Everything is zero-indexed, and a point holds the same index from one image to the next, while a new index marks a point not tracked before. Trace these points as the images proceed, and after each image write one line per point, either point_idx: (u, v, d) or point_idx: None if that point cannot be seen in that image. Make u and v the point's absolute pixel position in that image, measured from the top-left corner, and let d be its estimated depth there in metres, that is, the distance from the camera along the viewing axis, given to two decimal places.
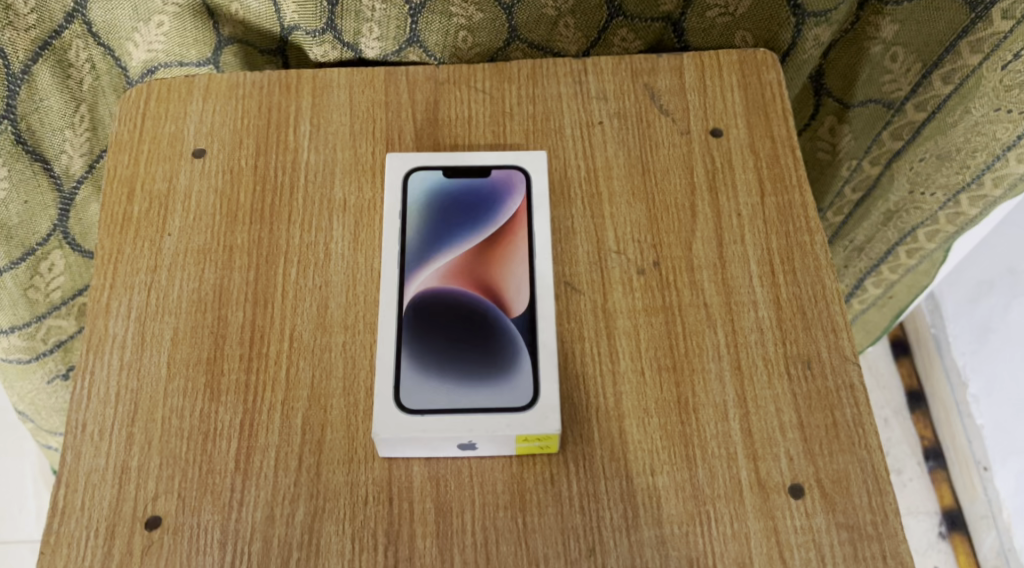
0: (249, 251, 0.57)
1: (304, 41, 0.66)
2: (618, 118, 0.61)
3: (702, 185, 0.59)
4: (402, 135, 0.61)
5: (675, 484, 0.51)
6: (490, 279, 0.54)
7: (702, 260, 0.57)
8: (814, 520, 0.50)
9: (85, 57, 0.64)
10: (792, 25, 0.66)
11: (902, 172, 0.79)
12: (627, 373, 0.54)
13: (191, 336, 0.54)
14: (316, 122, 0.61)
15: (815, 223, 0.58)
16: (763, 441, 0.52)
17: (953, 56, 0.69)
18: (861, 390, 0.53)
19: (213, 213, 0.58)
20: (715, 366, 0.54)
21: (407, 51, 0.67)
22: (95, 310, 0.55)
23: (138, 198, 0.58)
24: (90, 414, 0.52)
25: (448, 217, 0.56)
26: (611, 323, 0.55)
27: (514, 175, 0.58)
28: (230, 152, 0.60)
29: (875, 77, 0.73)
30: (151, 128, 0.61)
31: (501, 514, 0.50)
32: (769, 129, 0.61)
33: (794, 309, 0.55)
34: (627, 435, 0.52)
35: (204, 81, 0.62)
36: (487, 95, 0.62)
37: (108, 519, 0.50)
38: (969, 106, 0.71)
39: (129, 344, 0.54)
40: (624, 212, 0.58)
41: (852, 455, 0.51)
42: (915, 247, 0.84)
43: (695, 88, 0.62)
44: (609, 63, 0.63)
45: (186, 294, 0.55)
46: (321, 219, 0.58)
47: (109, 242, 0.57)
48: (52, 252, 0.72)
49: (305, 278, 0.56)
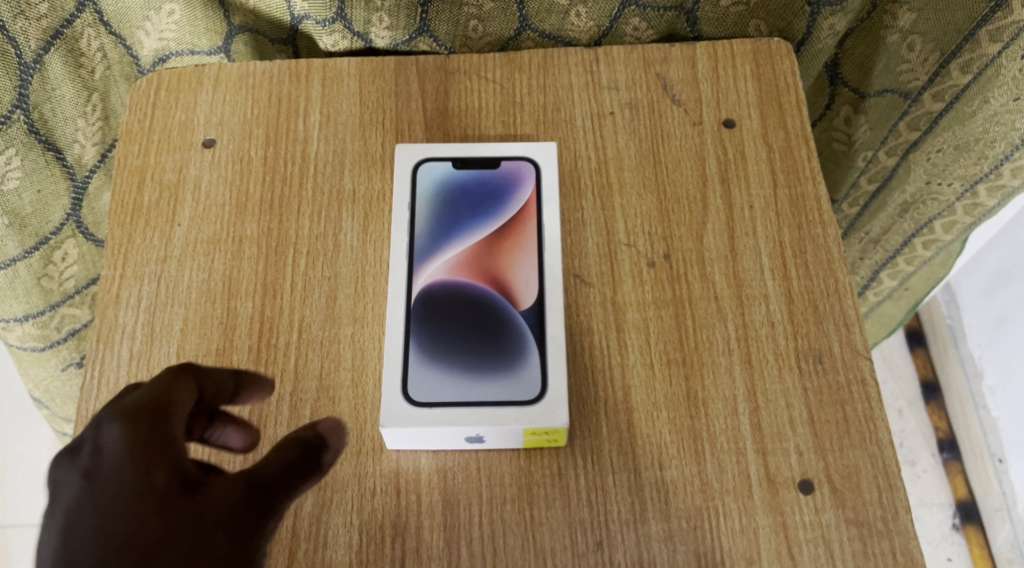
0: (258, 241, 0.57)
1: (314, 31, 0.66)
2: (629, 108, 0.61)
3: (713, 177, 0.58)
4: (412, 126, 0.60)
5: (683, 478, 0.51)
6: (498, 271, 0.54)
7: (713, 252, 0.56)
8: (824, 515, 0.50)
9: (97, 46, 0.64)
10: (807, 14, 0.65)
11: (919, 163, 0.78)
12: (636, 366, 0.53)
13: (201, 327, 0.54)
14: (326, 112, 0.61)
15: (829, 216, 0.57)
16: (773, 435, 0.51)
17: (972, 45, 0.69)
18: (872, 384, 0.53)
19: (223, 203, 0.58)
20: (725, 359, 0.53)
21: (417, 41, 0.66)
22: (105, 299, 0.55)
23: (148, 187, 0.58)
24: (100, 404, 0.52)
25: (457, 208, 0.56)
26: (621, 316, 0.55)
27: (523, 166, 0.58)
28: (240, 142, 0.60)
29: (891, 67, 0.73)
30: (161, 117, 0.61)
31: (509, 507, 0.50)
32: (782, 120, 0.60)
33: (805, 302, 0.55)
34: (636, 428, 0.52)
35: (214, 71, 0.62)
36: (498, 85, 0.62)
37: None
38: (989, 97, 0.70)
39: (139, 334, 0.54)
40: (634, 203, 0.58)
41: (862, 450, 0.51)
42: (931, 238, 0.84)
43: (708, 78, 0.62)
44: (621, 52, 0.63)
45: (195, 285, 0.55)
46: (331, 210, 0.58)
47: (119, 232, 0.57)
48: (66, 241, 0.72)
49: (314, 268, 0.56)
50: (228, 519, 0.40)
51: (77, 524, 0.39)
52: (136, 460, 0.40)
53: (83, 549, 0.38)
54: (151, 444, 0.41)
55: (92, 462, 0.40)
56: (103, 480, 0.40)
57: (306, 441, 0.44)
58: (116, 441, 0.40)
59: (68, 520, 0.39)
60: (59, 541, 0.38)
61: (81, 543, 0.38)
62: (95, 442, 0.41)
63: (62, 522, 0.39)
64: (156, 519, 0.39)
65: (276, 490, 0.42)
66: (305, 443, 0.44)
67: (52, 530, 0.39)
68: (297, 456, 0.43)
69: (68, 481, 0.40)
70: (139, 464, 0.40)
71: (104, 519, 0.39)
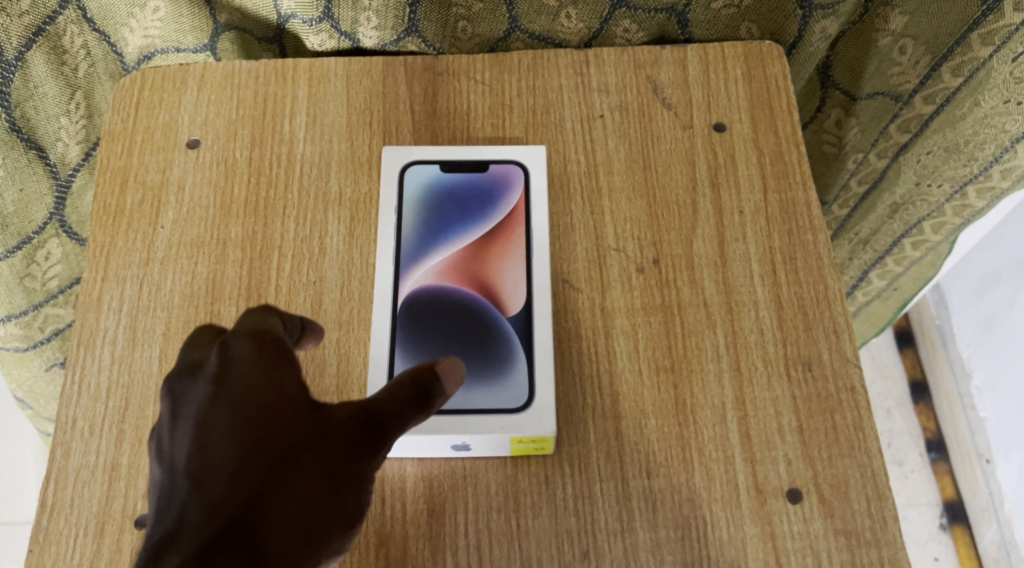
0: (243, 244, 0.56)
1: (301, 30, 0.65)
2: (619, 112, 0.60)
3: (703, 181, 0.58)
4: (399, 128, 0.60)
5: (671, 487, 0.50)
6: (485, 276, 0.54)
7: (703, 258, 0.56)
8: (812, 525, 0.49)
9: (80, 43, 0.63)
10: (798, 17, 0.64)
11: (910, 164, 0.77)
12: (625, 373, 0.53)
13: (184, 331, 0.54)
14: (312, 113, 0.60)
15: (819, 222, 0.57)
16: (761, 443, 0.51)
17: (963, 48, 0.68)
18: (861, 392, 0.52)
19: (207, 205, 0.57)
20: (714, 366, 0.53)
21: (405, 41, 0.65)
22: (86, 303, 0.54)
23: (130, 189, 0.58)
24: (80, 409, 0.51)
25: (444, 213, 0.56)
26: (609, 322, 0.54)
27: (511, 170, 0.58)
28: (225, 143, 0.59)
29: (883, 70, 0.72)
30: (145, 117, 0.60)
31: (495, 516, 0.50)
32: (773, 124, 0.60)
33: (795, 308, 0.54)
34: (624, 436, 0.51)
35: (199, 70, 0.61)
36: (487, 86, 0.61)
37: (97, 516, 0.49)
38: (979, 99, 0.70)
39: (121, 339, 0.53)
40: (624, 208, 0.57)
41: (851, 459, 0.51)
42: (921, 239, 0.84)
43: (698, 81, 0.61)
44: (611, 54, 0.62)
45: (178, 288, 0.55)
46: (316, 212, 0.57)
47: (102, 234, 0.56)
48: (49, 240, 0.71)
49: (299, 272, 0.55)
50: (348, 433, 0.43)
51: (213, 423, 0.41)
52: (266, 372, 0.42)
53: (221, 444, 0.40)
54: (276, 360, 0.43)
55: (221, 371, 0.42)
56: (230, 387, 0.42)
57: (420, 376, 0.45)
58: (243, 354, 0.43)
59: (200, 422, 0.41)
60: (196, 438, 0.41)
61: (220, 437, 0.41)
62: (222, 355, 0.43)
63: (191, 424, 0.41)
64: (289, 423, 0.42)
65: (391, 412, 0.44)
66: (419, 379, 0.44)
67: (186, 430, 0.41)
68: (410, 393, 0.44)
69: (199, 385, 0.42)
70: (270, 375, 0.43)
71: (240, 414, 0.41)
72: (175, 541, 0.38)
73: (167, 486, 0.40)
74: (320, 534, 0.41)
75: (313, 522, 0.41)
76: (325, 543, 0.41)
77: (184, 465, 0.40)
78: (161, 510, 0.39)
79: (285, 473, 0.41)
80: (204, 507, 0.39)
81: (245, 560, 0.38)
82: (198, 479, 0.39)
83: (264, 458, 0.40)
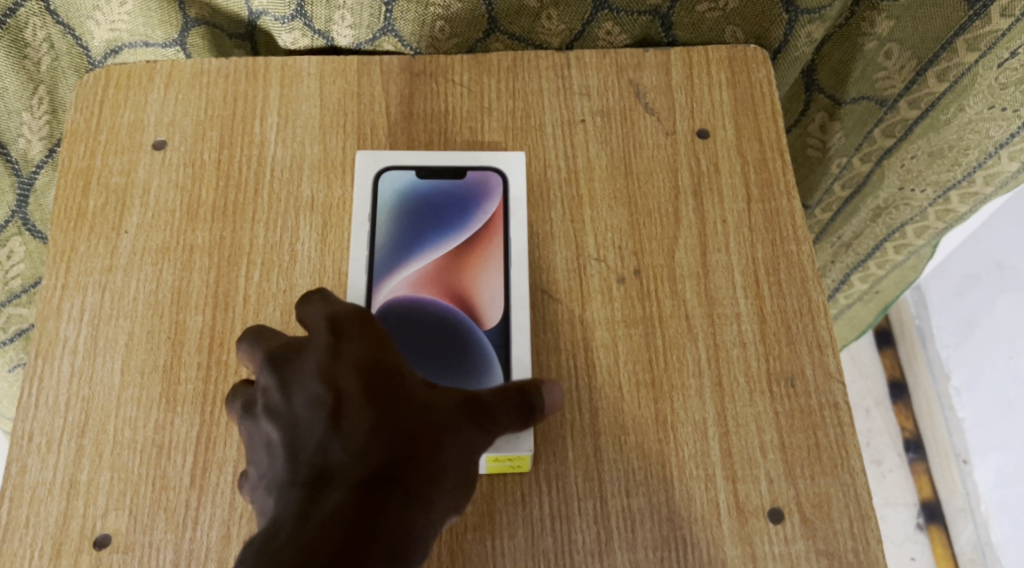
0: (210, 251, 0.54)
1: (273, 27, 0.63)
2: (601, 116, 0.59)
3: (686, 189, 0.57)
4: (374, 131, 0.58)
5: (651, 506, 0.49)
6: (462, 287, 0.53)
7: (685, 268, 0.54)
8: (794, 546, 0.48)
9: (42, 36, 0.61)
10: (784, 22, 0.63)
11: (894, 170, 0.77)
12: (604, 388, 0.51)
13: (147, 342, 0.52)
14: (283, 114, 0.58)
15: (803, 232, 0.55)
16: (743, 462, 0.50)
17: (948, 53, 0.67)
18: (844, 409, 0.51)
19: (173, 210, 0.55)
20: (696, 382, 0.52)
21: (382, 40, 0.63)
22: (46, 311, 0.52)
23: (93, 192, 0.55)
24: (38, 423, 0.49)
25: (420, 221, 0.54)
26: (589, 335, 0.53)
27: (490, 177, 0.56)
28: (193, 144, 0.57)
29: (868, 74, 0.70)
30: (109, 116, 0.58)
31: (470, 536, 0.48)
32: (758, 131, 0.58)
33: (778, 322, 0.53)
34: (602, 453, 0.50)
35: (166, 67, 0.59)
36: (466, 88, 0.59)
37: (54, 537, 0.47)
38: (964, 104, 0.70)
39: (82, 349, 0.51)
40: (605, 216, 0.56)
41: (833, 478, 0.50)
42: (903, 243, 0.84)
43: (682, 86, 0.60)
44: (593, 57, 0.60)
45: (142, 296, 0.53)
46: (287, 217, 0.55)
47: (62, 238, 0.54)
48: (11, 238, 0.69)
49: (269, 281, 0.53)
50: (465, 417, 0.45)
51: (343, 384, 0.43)
52: (376, 345, 0.45)
53: (355, 404, 0.42)
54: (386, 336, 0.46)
55: (334, 342, 0.44)
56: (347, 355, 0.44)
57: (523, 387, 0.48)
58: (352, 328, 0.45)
59: (324, 384, 0.43)
60: (320, 399, 0.42)
61: (350, 396, 0.42)
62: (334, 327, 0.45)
63: (313, 387, 0.43)
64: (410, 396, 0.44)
65: (497, 405, 0.46)
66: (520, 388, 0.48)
67: (305, 391, 0.43)
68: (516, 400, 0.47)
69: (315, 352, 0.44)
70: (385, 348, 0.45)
71: (366, 377, 0.43)
72: (329, 484, 0.40)
73: (295, 441, 0.42)
74: (456, 492, 0.43)
75: (453, 479, 0.43)
76: (456, 502, 0.43)
77: (313, 421, 0.42)
78: (295, 461, 0.41)
79: (427, 435, 0.43)
80: (351, 454, 0.41)
81: (398, 504, 0.41)
82: (339, 431, 0.41)
83: (401, 419, 0.43)
